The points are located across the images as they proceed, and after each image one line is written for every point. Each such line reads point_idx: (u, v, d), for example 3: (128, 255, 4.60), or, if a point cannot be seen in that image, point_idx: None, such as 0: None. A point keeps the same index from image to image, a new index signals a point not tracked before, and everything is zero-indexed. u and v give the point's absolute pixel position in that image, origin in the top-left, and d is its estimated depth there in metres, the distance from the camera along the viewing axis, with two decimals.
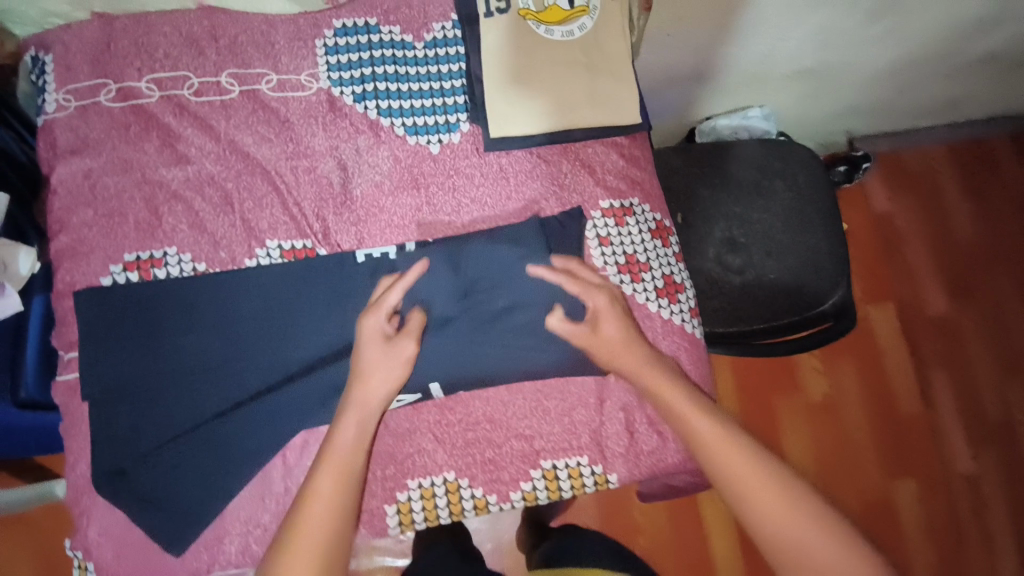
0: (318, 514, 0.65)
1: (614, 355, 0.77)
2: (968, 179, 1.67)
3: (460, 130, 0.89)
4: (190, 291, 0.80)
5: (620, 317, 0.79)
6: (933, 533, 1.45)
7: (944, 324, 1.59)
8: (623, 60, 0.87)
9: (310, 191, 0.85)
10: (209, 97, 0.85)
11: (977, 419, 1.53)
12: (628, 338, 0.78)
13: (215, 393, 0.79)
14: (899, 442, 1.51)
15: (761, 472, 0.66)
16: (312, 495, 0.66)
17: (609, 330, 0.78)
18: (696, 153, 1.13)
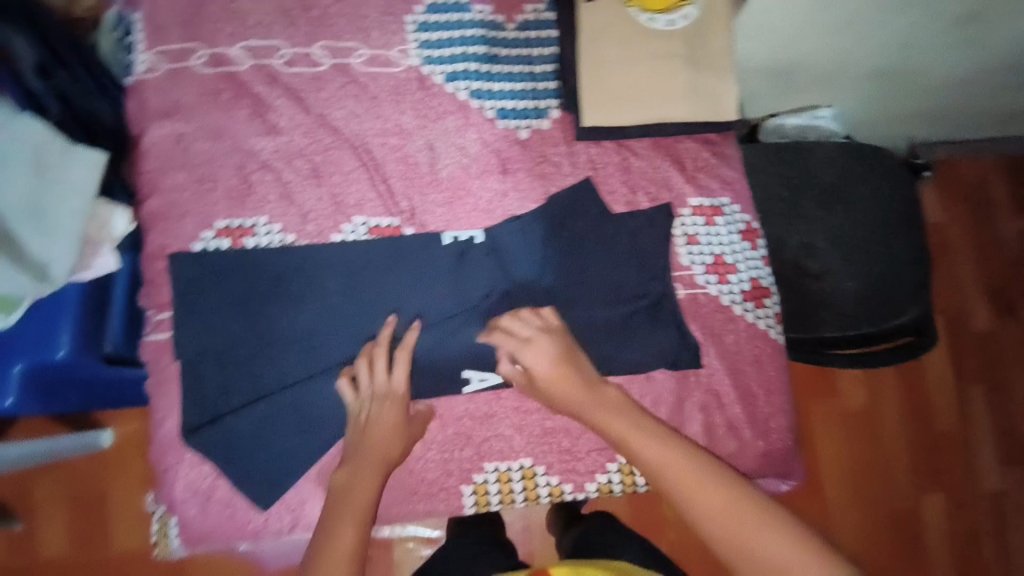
0: (340, 543, 0.64)
1: (569, 389, 0.72)
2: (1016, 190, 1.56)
3: (550, 117, 0.87)
4: (280, 261, 0.80)
5: (555, 343, 0.73)
6: (957, 544, 1.41)
7: (986, 339, 1.51)
8: (725, 56, 0.84)
9: (398, 169, 0.84)
10: (300, 68, 0.84)
11: (1009, 435, 1.47)
12: (570, 366, 0.73)
13: (300, 363, 0.79)
14: (930, 453, 1.44)
15: (726, 491, 0.62)
16: (332, 521, 0.66)
17: (538, 363, 0.72)
18: (777, 153, 1.10)
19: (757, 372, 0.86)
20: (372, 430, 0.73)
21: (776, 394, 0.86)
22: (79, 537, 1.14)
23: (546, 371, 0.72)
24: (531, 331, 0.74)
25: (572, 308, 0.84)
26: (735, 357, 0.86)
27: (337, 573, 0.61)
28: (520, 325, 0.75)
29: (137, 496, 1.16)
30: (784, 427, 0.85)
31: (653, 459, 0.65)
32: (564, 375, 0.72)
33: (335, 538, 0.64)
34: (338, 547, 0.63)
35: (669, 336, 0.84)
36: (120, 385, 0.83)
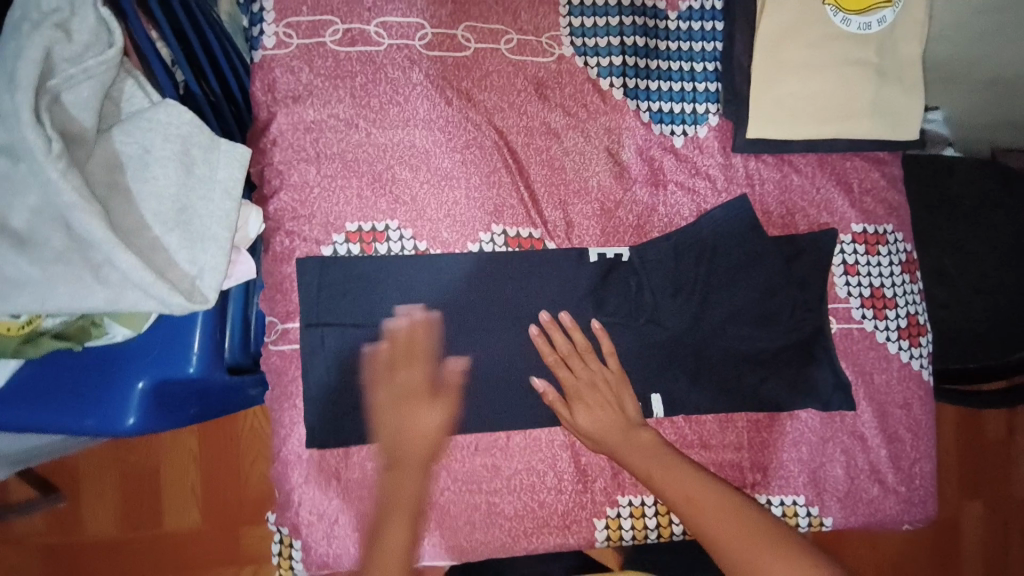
0: (399, 497, 0.67)
1: (614, 439, 0.70)
2: None
3: (707, 123, 0.79)
4: (411, 270, 0.73)
5: (597, 390, 0.72)
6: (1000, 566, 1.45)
7: None
8: (915, 67, 0.76)
9: (542, 173, 0.76)
10: (442, 51, 0.75)
11: None
12: (620, 413, 0.71)
13: (431, 380, 0.73)
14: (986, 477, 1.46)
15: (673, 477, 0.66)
16: (395, 470, 0.69)
17: (593, 420, 0.71)
18: (914, 164, 1.03)
19: (907, 416, 0.79)
20: (410, 392, 0.70)
21: (923, 439, 0.80)
22: (126, 511, 1.05)
23: (603, 427, 0.71)
24: (572, 381, 0.72)
25: (721, 339, 0.77)
26: (885, 399, 0.79)
27: (398, 532, 0.64)
28: (574, 376, 0.72)
29: (190, 469, 1.06)
30: (927, 474, 0.80)
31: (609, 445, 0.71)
32: (620, 424, 0.71)
33: (399, 493, 0.67)
34: (402, 501, 0.67)
35: (823, 375, 0.78)
36: (229, 398, 0.76)
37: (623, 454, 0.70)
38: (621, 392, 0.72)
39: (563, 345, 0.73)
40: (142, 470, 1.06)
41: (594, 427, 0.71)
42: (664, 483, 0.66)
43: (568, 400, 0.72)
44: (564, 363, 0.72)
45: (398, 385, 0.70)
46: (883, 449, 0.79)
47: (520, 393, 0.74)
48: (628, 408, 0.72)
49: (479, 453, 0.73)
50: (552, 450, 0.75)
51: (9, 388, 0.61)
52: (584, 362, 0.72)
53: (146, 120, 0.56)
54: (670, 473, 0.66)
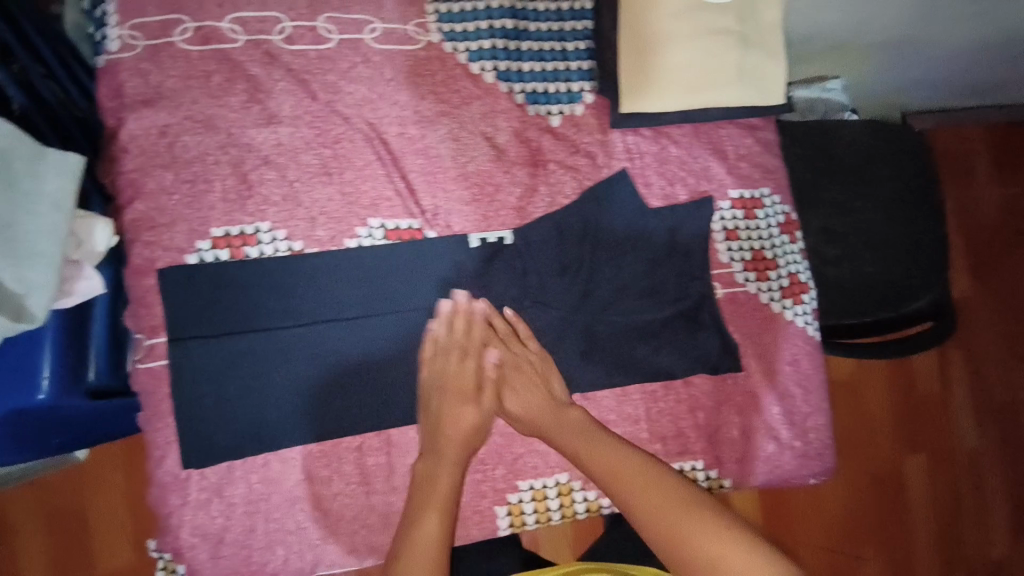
0: (435, 489, 0.67)
1: (544, 421, 0.72)
2: (994, 158, 1.73)
3: (583, 101, 0.79)
4: (285, 270, 0.72)
5: (523, 372, 0.73)
6: (935, 504, 1.61)
7: (965, 308, 1.68)
8: (774, 32, 0.77)
9: (418, 162, 0.75)
10: (302, 45, 0.73)
11: (981, 398, 1.66)
12: (546, 395, 0.73)
13: (314, 381, 0.72)
14: (913, 422, 1.62)
15: (609, 454, 0.67)
16: (430, 457, 0.70)
17: (521, 403, 0.73)
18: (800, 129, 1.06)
19: (796, 372, 0.82)
20: (456, 390, 0.72)
21: (814, 393, 0.82)
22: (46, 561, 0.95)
23: (531, 409, 0.73)
24: (499, 367, 0.74)
25: (608, 315, 0.79)
26: (774, 358, 0.81)
27: (430, 518, 0.64)
28: (460, 368, 0.73)
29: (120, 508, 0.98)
30: (821, 426, 0.82)
31: (546, 429, 0.72)
32: (550, 406, 0.72)
33: (431, 481, 0.68)
34: (432, 492, 0.67)
35: (711, 340, 0.80)
36: (98, 422, 0.76)
37: (555, 433, 0.71)
38: (544, 371, 0.74)
39: (493, 333, 0.74)
40: (63, 514, 0.96)
41: (523, 409, 0.73)
42: (593, 458, 0.67)
43: (499, 384, 0.74)
44: (490, 349, 0.74)
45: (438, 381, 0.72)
46: (777, 407, 0.81)
47: (410, 385, 0.75)
48: (553, 389, 0.73)
49: (371, 452, 0.74)
50: None
51: None
52: (503, 345, 0.74)
53: None
54: (600, 450, 0.68)
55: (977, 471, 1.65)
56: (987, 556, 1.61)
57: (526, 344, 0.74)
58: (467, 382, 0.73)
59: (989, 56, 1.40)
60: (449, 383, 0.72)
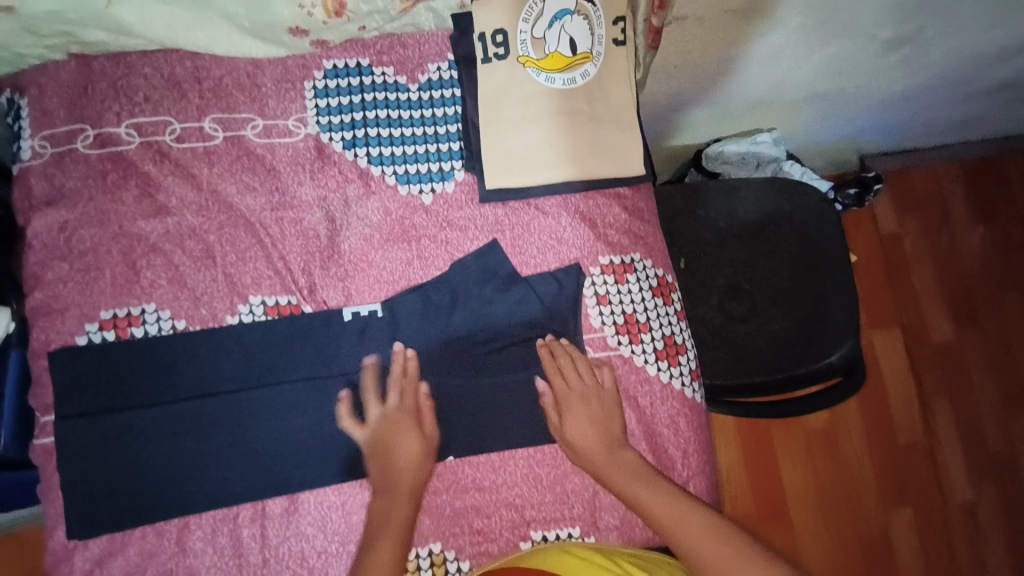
0: (388, 523, 0.71)
1: (598, 456, 0.76)
2: (973, 197, 1.68)
3: (454, 179, 0.85)
4: (169, 349, 0.77)
5: (589, 404, 0.78)
6: (929, 561, 1.50)
7: (946, 350, 1.61)
8: (627, 109, 0.84)
9: (296, 243, 0.81)
10: (191, 143, 0.81)
11: (976, 447, 1.56)
12: (605, 431, 0.77)
13: (192, 455, 0.75)
14: (897, 471, 1.54)
15: (665, 498, 0.70)
16: (385, 496, 0.73)
17: (580, 431, 0.77)
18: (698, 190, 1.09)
19: (675, 434, 0.82)
20: (394, 424, 0.75)
21: (694, 456, 0.82)
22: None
23: (580, 441, 0.77)
24: (565, 395, 0.79)
25: (482, 381, 0.81)
26: (651, 421, 0.82)
27: (387, 548, 0.68)
28: (401, 405, 0.76)
29: None
30: (704, 491, 0.82)
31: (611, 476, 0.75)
32: (607, 441, 0.77)
33: (386, 518, 0.71)
34: (390, 524, 0.70)
35: None
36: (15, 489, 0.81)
37: (590, 460, 0.76)
38: (609, 410, 0.79)
39: (581, 376, 0.80)
40: None
41: (581, 439, 0.77)
42: (634, 486, 0.73)
43: (559, 407, 0.79)
44: (560, 373, 0.80)
45: (386, 418, 0.76)
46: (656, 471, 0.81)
47: (284, 456, 0.77)
48: (613, 427, 0.78)
49: (243, 523, 0.75)
50: (321, 513, 0.76)
51: None
52: (591, 385, 0.79)
53: None
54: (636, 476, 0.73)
55: (976, 527, 1.53)
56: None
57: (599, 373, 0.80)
58: (410, 415, 0.76)
59: (924, 101, 1.41)
60: (389, 418, 0.76)
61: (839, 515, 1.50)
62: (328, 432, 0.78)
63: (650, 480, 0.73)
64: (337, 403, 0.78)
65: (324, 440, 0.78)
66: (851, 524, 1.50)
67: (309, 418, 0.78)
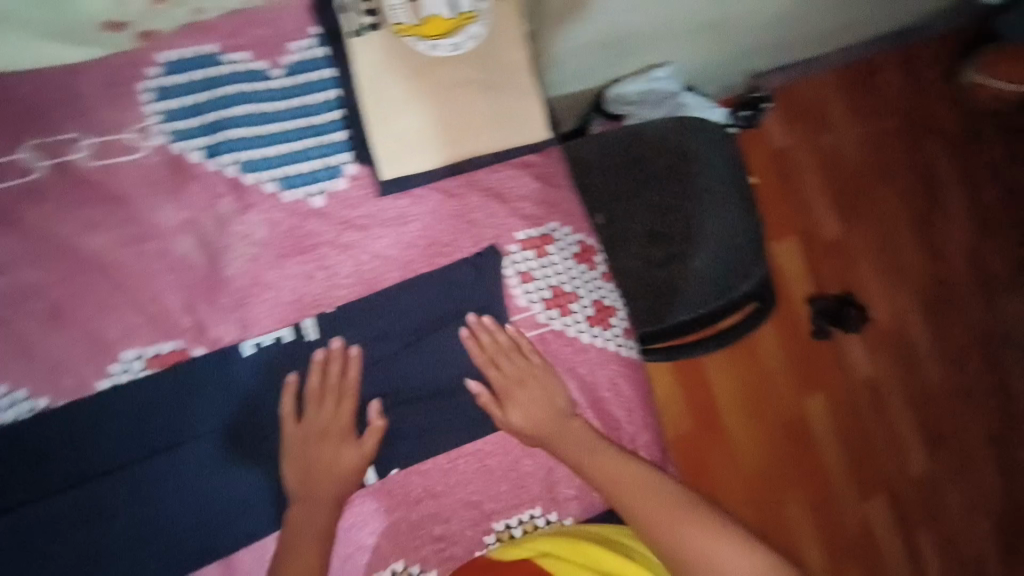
0: (302, 537, 0.66)
1: (550, 431, 0.75)
2: (852, 94, 1.65)
3: (345, 175, 0.75)
4: (41, 432, 0.65)
5: (525, 387, 0.76)
6: (844, 438, 1.56)
7: (841, 244, 1.62)
8: (523, 71, 0.78)
9: (168, 278, 0.69)
10: (5, 181, 0.66)
11: (876, 329, 1.61)
12: (552, 405, 0.76)
13: (98, 544, 0.65)
14: (810, 363, 1.56)
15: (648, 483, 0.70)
16: (305, 503, 0.68)
17: (523, 414, 0.75)
18: (608, 145, 1.06)
19: (618, 396, 0.82)
20: (323, 431, 0.70)
21: (636, 412, 0.83)
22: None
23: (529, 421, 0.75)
24: (502, 385, 0.75)
25: (407, 383, 0.75)
26: (595, 387, 0.81)
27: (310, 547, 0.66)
28: (334, 413, 0.71)
29: None
30: (650, 443, 0.83)
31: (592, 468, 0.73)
32: (553, 416, 0.76)
33: (305, 527, 0.67)
34: (308, 531, 0.67)
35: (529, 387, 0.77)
36: None
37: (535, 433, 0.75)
38: (548, 383, 0.77)
39: (492, 346, 0.76)
40: None
41: (524, 421, 0.75)
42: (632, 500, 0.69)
43: (503, 400, 0.75)
44: (493, 363, 0.76)
45: (314, 428, 0.70)
46: (605, 436, 0.81)
47: (210, 523, 0.68)
48: (558, 399, 0.77)
49: None
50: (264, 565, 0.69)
51: None
52: (516, 361, 0.76)
53: None
54: (603, 462, 0.73)
55: (881, 401, 1.59)
56: (906, 480, 1.58)
57: (530, 357, 0.77)
58: (342, 423, 0.71)
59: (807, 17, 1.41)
60: (311, 430, 0.70)
61: (764, 415, 1.51)
62: (257, 479, 0.70)
63: (610, 461, 0.73)
64: (255, 448, 0.70)
65: (253, 493, 0.69)
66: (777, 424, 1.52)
67: (231, 473, 0.69)
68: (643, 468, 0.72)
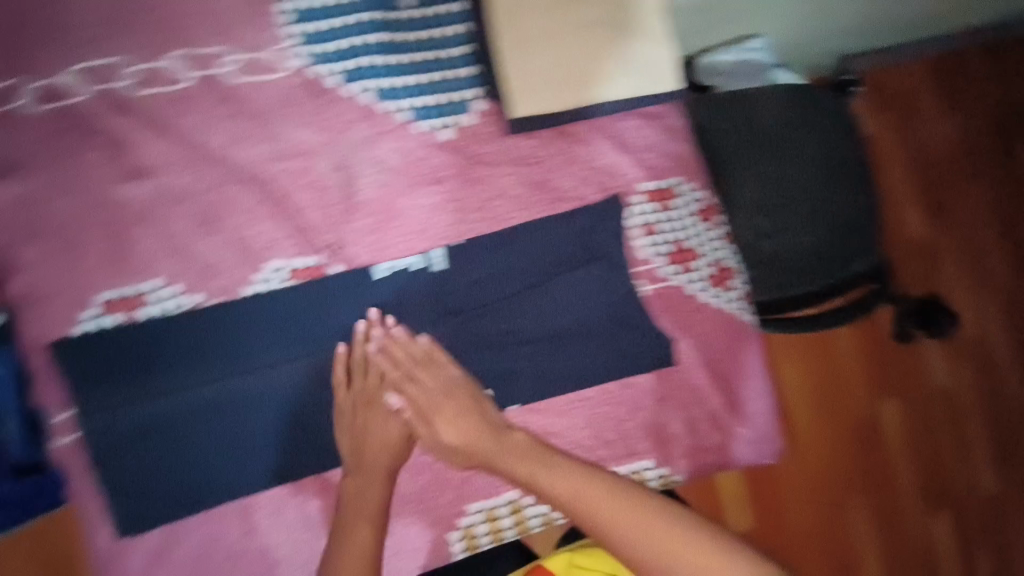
0: (364, 506, 0.69)
1: (478, 447, 0.70)
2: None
3: (473, 110, 0.76)
4: (191, 329, 0.70)
5: (451, 398, 0.71)
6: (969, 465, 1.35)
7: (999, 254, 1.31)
8: (660, 15, 0.75)
9: (308, 197, 0.72)
10: (158, 88, 0.68)
11: None
12: (483, 420, 0.71)
13: (240, 437, 0.71)
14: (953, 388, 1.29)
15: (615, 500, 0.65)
16: (356, 477, 0.70)
17: (452, 427, 0.71)
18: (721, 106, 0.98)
19: (728, 359, 0.84)
20: (366, 408, 0.71)
21: (746, 377, 0.85)
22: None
23: (470, 437, 0.70)
24: (422, 393, 0.71)
25: (526, 322, 0.77)
26: (706, 345, 0.82)
27: (361, 531, 0.68)
28: (378, 382, 0.71)
29: None
30: (757, 406, 0.85)
31: (535, 482, 0.68)
32: (481, 431, 0.70)
33: (357, 503, 0.69)
34: (364, 507, 0.69)
35: (643, 337, 0.79)
36: None
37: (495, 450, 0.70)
38: (478, 396, 0.72)
39: (419, 351, 0.71)
40: None
41: (457, 436, 0.71)
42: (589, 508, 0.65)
43: (421, 403, 0.71)
44: (413, 372, 0.71)
45: (384, 384, 0.71)
46: (712, 394, 0.83)
47: None
48: (489, 414, 0.71)
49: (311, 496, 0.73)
50: None
51: None
52: (435, 370, 0.71)
53: None
54: (557, 476, 0.67)
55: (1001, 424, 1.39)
56: None
57: (449, 367, 0.72)
58: (382, 398, 0.71)
59: None
60: (358, 400, 0.71)
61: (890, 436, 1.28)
62: (383, 396, 0.74)
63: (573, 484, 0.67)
64: None
65: None
66: (841, 406, 1.22)
67: None
68: (628, 491, 0.66)
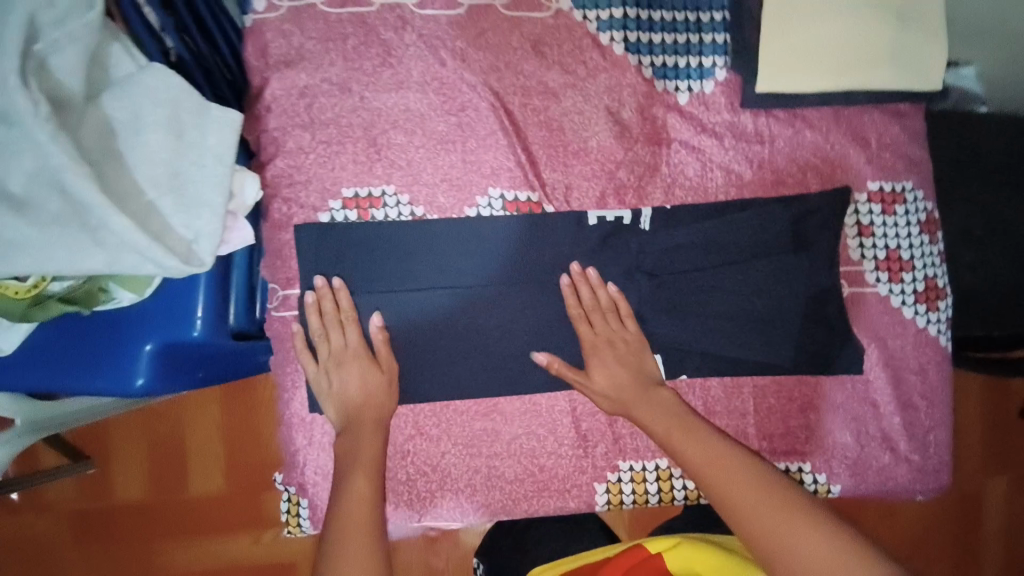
0: (361, 456, 0.65)
1: (627, 395, 0.69)
2: None
3: (714, 78, 0.76)
4: (409, 237, 0.73)
5: (618, 349, 0.72)
6: None
7: None
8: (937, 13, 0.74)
9: (540, 134, 0.74)
10: (434, 10, 0.73)
11: None
12: (636, 372, 0.71)
13: (428, 349, 0.74)
14: None
15: (751, 478, 0.59)
16: (351, 430, 0.68)
17: (606, 375, 0.70)
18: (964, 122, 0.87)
19: (922, 382, 0.77)
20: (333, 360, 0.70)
21: (937, 406, 0.77)
22: (87, 481, 1.07)
23: (620, 387, 0.70)
24: (592, 339, 0.71)
25: (715, 300, 0.75)
26: (901, 364, 0.77)
27: (357, 480, 0.63)
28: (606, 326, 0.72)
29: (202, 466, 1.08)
30: (942, 442, 0.78)
31: (671, 440, 0.65)
32: (637, 383, 0.70)
33: (355, 452, 0.66)
34: (359, 456, 0.65)
35: (835, 340, 0.76)
36: (247, 361, 0.83)
37: (632, 403, 0.69)
38: (639, 354, 0.72)
39: (590, 300, 0.73)
40: (160, 446, 1.08)
41: (608, 378, 0.70)
42: (719, 479, 0.60)
43: (592, 349, 0.71)
44: (587, 318, 0.72)
45: (603, 335, 0.72)
46: (895, 414, 0.77)
47: (517, 362, 0.75)
48: (647, 367, 0.71)
49: (477, 416, 0.75)
50: (553, 416, 0.76)
51: (32, 352, 0.68)
52: (612, 321, 0.72)
53: (138, 87, 0.57)
54: (691, 440, 0.64)
55: None
56: None
57: (624, 322, 0.73)
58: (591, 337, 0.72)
59: None
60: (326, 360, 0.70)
61: None
62: (564, 339, 0.75)
63: (709, 449, 0.62)
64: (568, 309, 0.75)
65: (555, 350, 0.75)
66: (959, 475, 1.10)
67: (545, 327, 0.75)
68: (768, 477, 0.59)
